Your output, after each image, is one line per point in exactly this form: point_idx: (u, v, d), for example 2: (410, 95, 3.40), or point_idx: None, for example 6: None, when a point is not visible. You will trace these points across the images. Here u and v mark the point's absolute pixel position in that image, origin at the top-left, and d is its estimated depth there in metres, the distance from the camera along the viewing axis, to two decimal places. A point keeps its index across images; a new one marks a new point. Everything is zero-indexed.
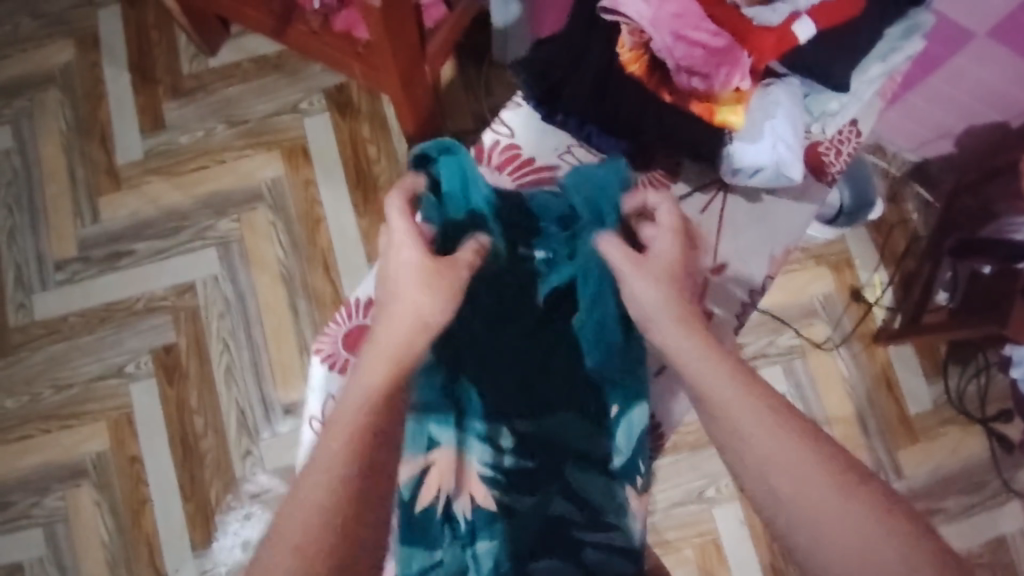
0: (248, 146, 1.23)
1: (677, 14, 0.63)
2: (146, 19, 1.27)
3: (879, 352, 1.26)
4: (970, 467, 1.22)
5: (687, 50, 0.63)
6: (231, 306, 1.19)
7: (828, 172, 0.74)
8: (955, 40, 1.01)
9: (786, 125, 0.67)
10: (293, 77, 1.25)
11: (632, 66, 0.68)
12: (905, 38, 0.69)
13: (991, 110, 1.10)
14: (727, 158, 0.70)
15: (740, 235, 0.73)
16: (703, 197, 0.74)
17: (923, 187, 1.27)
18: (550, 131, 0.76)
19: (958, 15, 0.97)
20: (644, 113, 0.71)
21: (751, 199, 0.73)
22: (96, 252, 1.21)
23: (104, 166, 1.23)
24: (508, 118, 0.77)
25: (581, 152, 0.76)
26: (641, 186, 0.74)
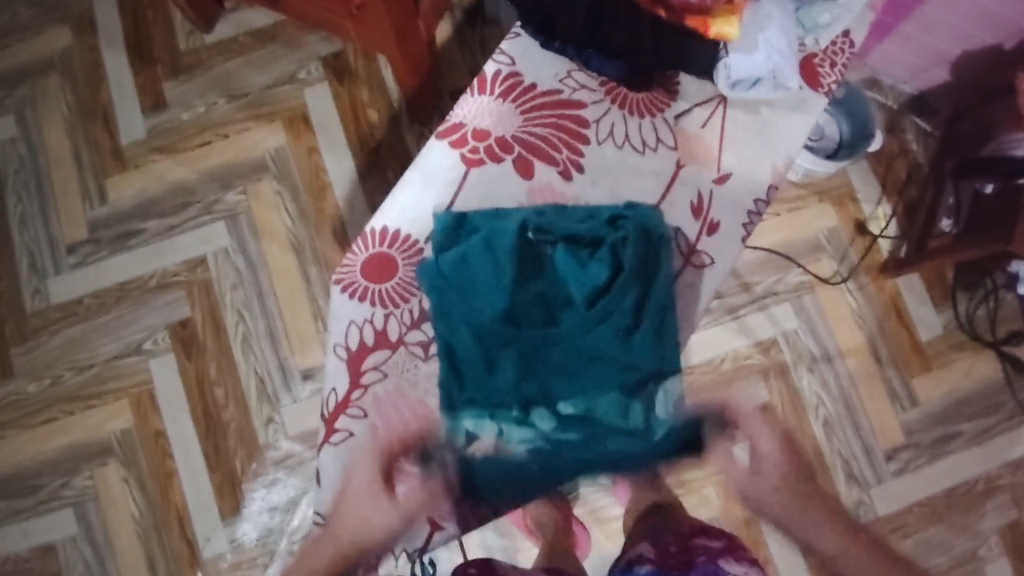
0: (249, 119, 1.25)
1: None
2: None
3: (888, 283, 1.27)
4: (983, 390, 1.25)
5: None
6: (243, 278, 1.20)
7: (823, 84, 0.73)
8: None
9: (779, 36, 0.65)
10: (290, 47, 1.26)
11: None
12: None
13: (984, 33, 1.11)
14: (724, 71, 0.67)
15: (742, 146, 0.71)
16: (704, 112, 0.72)
17: (922, 119, 1.29)
18: (550, 57, 0.72)
19: None
20: (640, 34, 0.66)
21: (750, 111, 0.72)
22: (107, 233, 1.22)
23: (109, 148, 1.25)
24: (507, 47, 0.72)
25: (582, 77, 0.72)
26: (639, 105, 0.71)
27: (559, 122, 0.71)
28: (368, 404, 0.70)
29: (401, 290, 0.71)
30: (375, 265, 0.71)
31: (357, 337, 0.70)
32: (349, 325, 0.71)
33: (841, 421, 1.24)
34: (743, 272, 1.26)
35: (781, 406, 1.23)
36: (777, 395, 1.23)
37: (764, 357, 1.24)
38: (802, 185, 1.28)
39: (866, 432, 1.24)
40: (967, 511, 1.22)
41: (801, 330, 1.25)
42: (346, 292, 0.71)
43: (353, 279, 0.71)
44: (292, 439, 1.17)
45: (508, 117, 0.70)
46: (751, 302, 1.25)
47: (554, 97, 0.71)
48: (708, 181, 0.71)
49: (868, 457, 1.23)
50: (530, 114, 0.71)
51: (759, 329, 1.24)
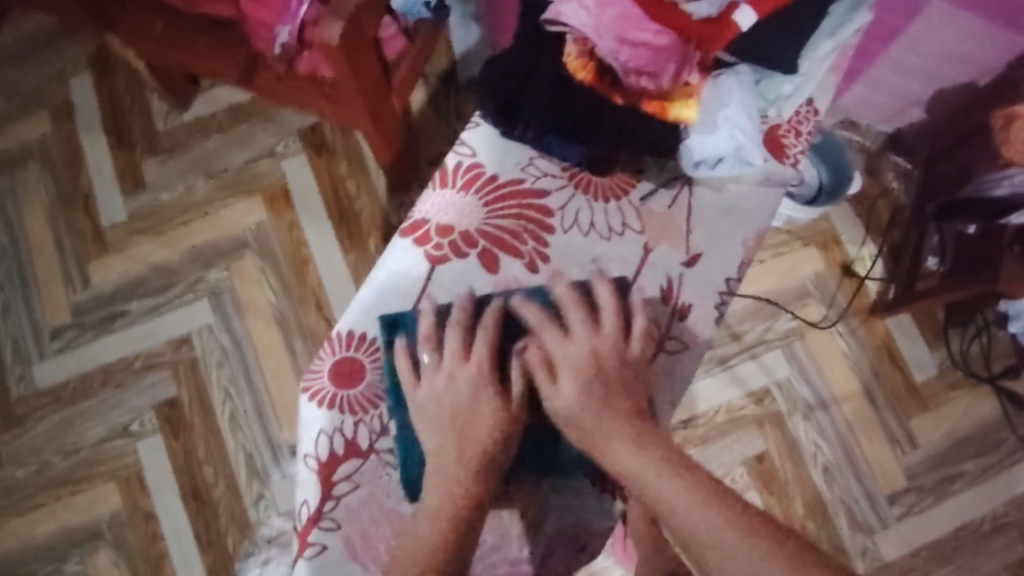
0: (230, 197, 1.26)
1: (620, 15, 0.60)
2: (116, 85, 1.30)
3: (878, 325, 1.26)
4: (982, 428, 1.23)
5: (634, 51, 0.61)
6: (228, 355, 1.20)
7: (788, 155, 0.72)
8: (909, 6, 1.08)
9: (740, 113, 0.65)
10: (267, 124, 1.28)
11: (581, 74, 0.64)
12: (850, 12, 0.71)
13: (955, 73, 1.15)
14: (686, 152, 0.67)
15: (711, 226, 0.70)
16: (669, 193, 0.71)
17: (900, 157, 1.31)
18: (511, 146, 0.70)
19: None
20: (600, 119, 0.65)
21: (717, 189, 0.71)
22: (90, 316, 1.22)
23: (90, 231, 1.25)
24: (468, 138, 0.70)
25: (545, 164, 0.70)
26: (603, 191, 0.70)
27: (523, 213, 0.69)
28: (341, 517, 0.65)
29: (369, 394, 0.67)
30: (342, 371, 0.67)
31: (328, 445, 0.66)
32: (318, 434, 0.66)
33: (840, 467, 1.22)
34: (731, 321, 1.25)
35: (778, 455, 1.21)
36: (774, 444, 1.22)
37: (758, 407, 1.22)
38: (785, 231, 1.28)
39: (867, 477, 1.22)
40: (976, 552, 1.20)
41: (793, 377, 1.23)
42: (314, 401, 0.66)
43: (321, 385, 0.67)
44: (283, 515, 1.15)
45: (472, 210, 0.68)
46: (742, 351, 1.24)
47: (518, 187, 0.69)
48: (677, 265, 0.69)
49: (871, 503, 1.21)
50: (495, 205, 0.69)
51: (749, 379, 1.23)
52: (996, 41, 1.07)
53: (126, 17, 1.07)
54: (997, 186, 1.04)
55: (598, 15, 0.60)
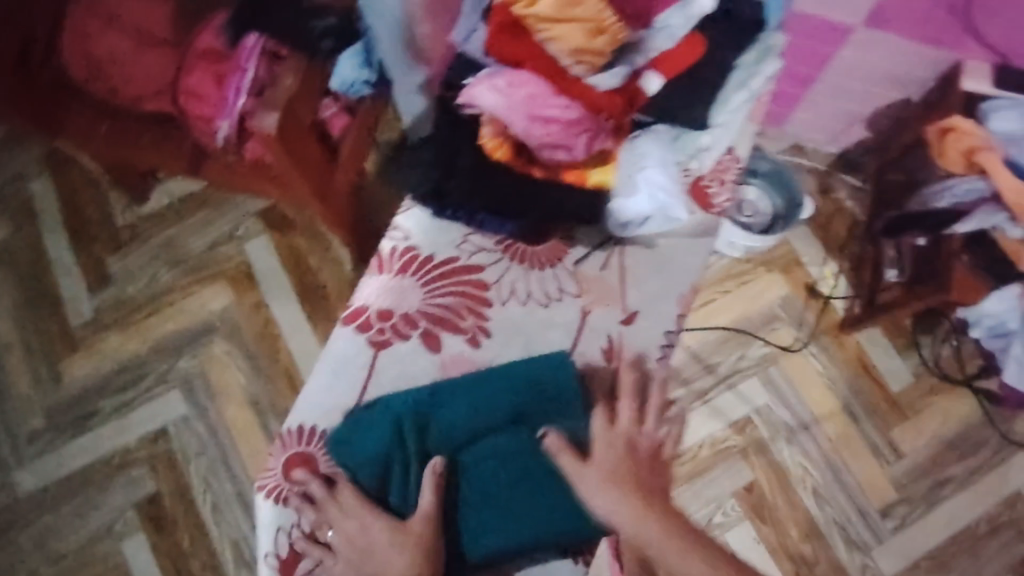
0: (194, 284, 1.26)
1: (528, 95, 0.63)
2: (72, 186, 1.31)
3: (848, 340, 1.27)
4: (965, 430, 1.23)
5: (545, 127, 0.63)
6: (206, 444, 1.20)
7: (715, 204, 0.73)
8: (835, 37, 1.12)
9: (658, 172, 0.68)
10: (223, 208, 1.29)
11: (497, 152, 0.66)
12: (758, 63, 0.72)
13: (890, 91, 1.21)
14: (612, 215, 0.70)
15: (646, 283, 0.72)
16: (603, 255, 0.72)
17: (848, 174, 1.35)
18: (443, 224, 0.71)
19: (832, 16, 1.09)
20: (523, 194, 0.68)
21: (648, 246, 0.72)
22: (65, 418, 1.22)
23: (59, 333, 1.26)
24: (402, 220, 0.72)
25: (479, 238, 0.71)
26: (539, 260, 0.71)
27: (459, 291, 0.70)
28: None
29: None
30: (296, 466, 0.67)
31: (287, 542, 0.66)
32: (276, 532, 0.66)
33: (828, 487, 1.21)
34: (704, 354, 1.25)
35: (767, 482, 1.21)
36: (761, 472, 1.21)
37: (740, 436, 1.22)
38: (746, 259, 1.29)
39: (856, 493, 1.21)
40: (976, 557, 1.19)
41: (772, 403, 1.24)
42: (269, 498, 0.66)
43: (275, 481, 0.67)
44: None
45: (411, 294, 0.69)
46: (717, 382, 1.24)
47: (454, 265, 0.70)
48: (616, 324, 0.71)
49: (865, 520, 1.20)
50: (433, 284, 0.70)
51: (729, 410, 1.23)
52: (922, 57, 1.13)
53: (68, 127, 1.06)
54: (940, 198, 1.06)
55: (509, 93, 0.63)
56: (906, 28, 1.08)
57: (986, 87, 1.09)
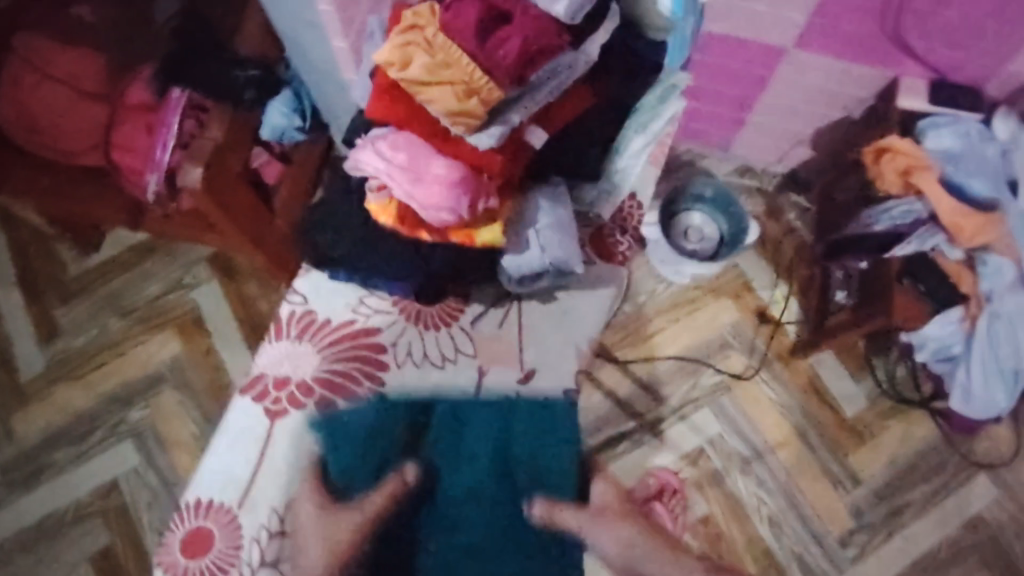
0: (144, 333, 1.28)
1: (408, 160, 0.67)
2: (21, 239, 1.32)
3: (801, 365, 1.27)
4: (921, 452, 1.23)
5: (428, 188, 0.66)
6: (159, 497, 1.20)
7: (617, 254, 0.94)
8: (769, 58, 1.12)
9: (552, 229, 0.79)
10: (173, 256, 1.30)
11: (383, 216, 0.71)
12: (661, 104, 0.85)
13: (829, 110, 1.20)
14: (506, 268, 0.79)
15: (541, 342, 0.91)
16: (498, 313, 0.91)
17: (797, 195, 1.34)
18: (336, 291, 0.88)
19: (763, 37, 1.09)
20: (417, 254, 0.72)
21: (546, 300, 0.92)
22: (16, 473, 1.22)
23: (9, 387, 1.26)
24: (300, 288, 0.88)
25: (372, 300, 0.88)
26: (433, 317, 0.89)
27: (358, 351, 0.87)
28: None
29: (222, 560, 0.81)
30: (194, 541, 0.81)
31: None
32: None
33: (785, 515, 1.20)
34: (655, 385, 1.25)
35: (722, 515, 1.20)
36: (715, 503, 1.21)
37: (694, 467, 1.22)
38: (695, 286, 1.29)
39: (813, 520, 1.20)
40: None
41: (724, 433, 1.23)
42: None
43: (171, 560, 0.81)
44: None
45: (309, 352, 0.86)
46: (670, 414, 1.24)
47: (349, 326, 0.87)
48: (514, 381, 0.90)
49: (823, 548, 1.19)
50: (334, 343, 0.87)
51: (682, 441, 1.23)
52: (858, 77, 1.12)
53: (13, 178, 1.08)
54: (877, 222, 1.05)
55: (389, 161, 0.67)
56: (836, 48, 1.08)
57: (921, 104, 1.08)
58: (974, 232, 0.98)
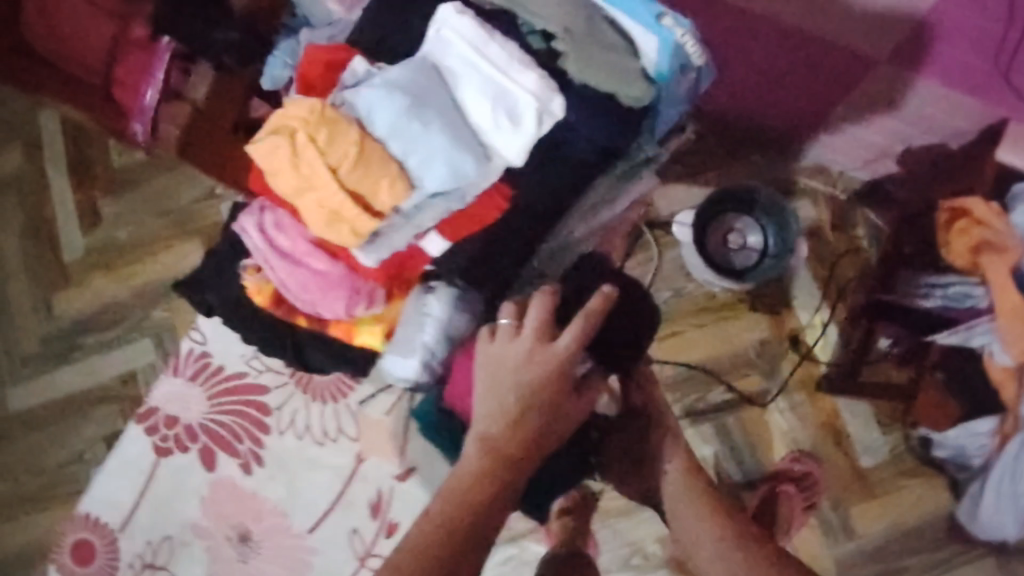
0: (173, 237, 1.16)
1: (316, 273, 0.58)
2: (9, 91, 1.19)
3: (826, 400, 1.12)
4: (934, 522, 1.08)
5: (304, 277, 0.58)
6: (118, 391, 1.14)
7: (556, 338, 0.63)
8: (857, 68, 0.91)
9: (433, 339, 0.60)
10: (175, 172, 1.17)
11: (260, 297, 0.61)
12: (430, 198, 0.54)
13: (924, 133, 0.97)
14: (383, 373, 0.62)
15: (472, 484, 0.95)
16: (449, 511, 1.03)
17: (873, 211, 1.13)
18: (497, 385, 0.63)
19: (853, 40, 0.87)
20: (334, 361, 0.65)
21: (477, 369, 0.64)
22: (36, 356, 1.16)
23: (51, 267, 1.17)
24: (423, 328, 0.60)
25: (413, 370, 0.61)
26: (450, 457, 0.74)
27: (241, 416, 1.07)
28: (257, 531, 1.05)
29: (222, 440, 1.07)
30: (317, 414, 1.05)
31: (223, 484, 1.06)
32: (185, 471, 1.07)
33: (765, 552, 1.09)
34: (661, 392, 1.12)
35: None
36: None
37: None
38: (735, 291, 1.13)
39: None
40: None
41: (721, 454, 1.11)
42: (177, 444, 1.08)
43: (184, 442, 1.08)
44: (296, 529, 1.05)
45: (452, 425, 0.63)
46: None
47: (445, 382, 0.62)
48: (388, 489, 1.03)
49: None
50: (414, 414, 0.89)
51: None
52: (965, 108, 0.88)
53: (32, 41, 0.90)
54: (928, 297, 0.97)
55: (272, 242, 0.58)
56: (936, 66, 0.86)
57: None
58: None
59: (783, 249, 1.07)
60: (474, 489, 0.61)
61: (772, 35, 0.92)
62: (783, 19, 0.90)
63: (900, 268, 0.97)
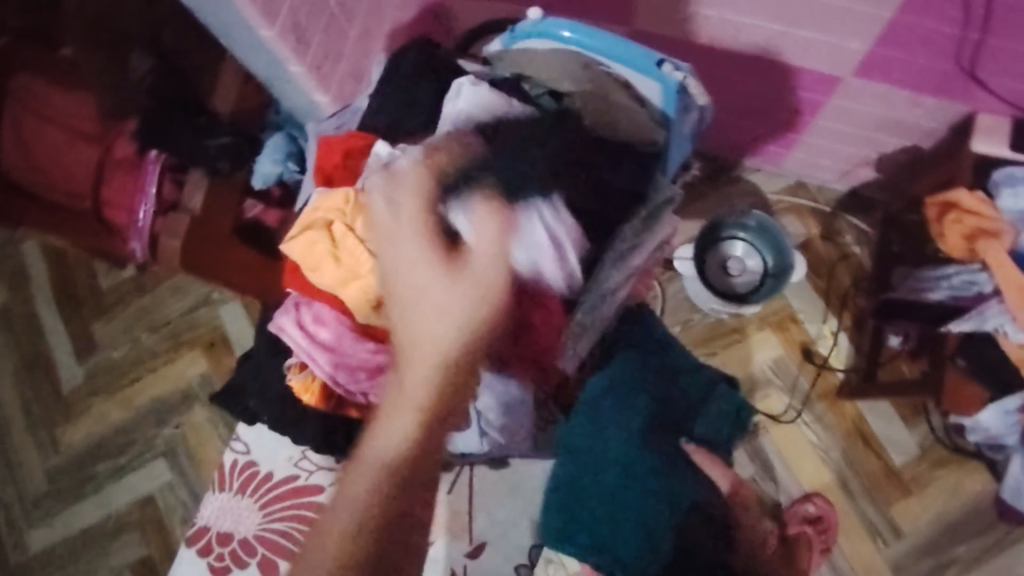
0: (171, 349, 1.14)
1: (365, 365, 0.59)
2: None
3: (848, 407, 1.13)
4: (976, 508, 1.09)
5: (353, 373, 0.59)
6: (138, 515, 1.10)
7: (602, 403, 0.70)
8: (823, 86, 0.95)
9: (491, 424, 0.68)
10: (165, 284, 1.16)
11: (305, 394, 0.62)
12: None
13: (894, 136, 1.01)
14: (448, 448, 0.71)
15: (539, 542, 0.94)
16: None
17: (857, 217, 1.17)
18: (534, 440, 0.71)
19: (817, 63, 0.91)
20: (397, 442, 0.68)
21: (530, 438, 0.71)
22: (46, 493, 1.12)
23: (50, 398, 1.14)
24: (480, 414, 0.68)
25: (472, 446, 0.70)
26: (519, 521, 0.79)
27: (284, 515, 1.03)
28: None
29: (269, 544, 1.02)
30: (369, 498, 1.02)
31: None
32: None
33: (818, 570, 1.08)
34: None
35: None
36: None
37: None
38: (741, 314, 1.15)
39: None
40: None
41: (758, 478, 1.11)
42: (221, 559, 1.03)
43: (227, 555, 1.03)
44: None
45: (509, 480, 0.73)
46: None
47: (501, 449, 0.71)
48: None
49: None
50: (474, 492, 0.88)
51: None
52: (928, 106, 0.93)
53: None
54: (935, 288, 0.94)
55: (316, 341, 0.59)
56: (898, 77, 0.89)
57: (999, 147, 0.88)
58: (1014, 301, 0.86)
59: (781, 267, 1.09)
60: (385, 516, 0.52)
61: (736, 68, 0.96)
62: (746, 53, 0.93)
63: (895, 266, 1.06)
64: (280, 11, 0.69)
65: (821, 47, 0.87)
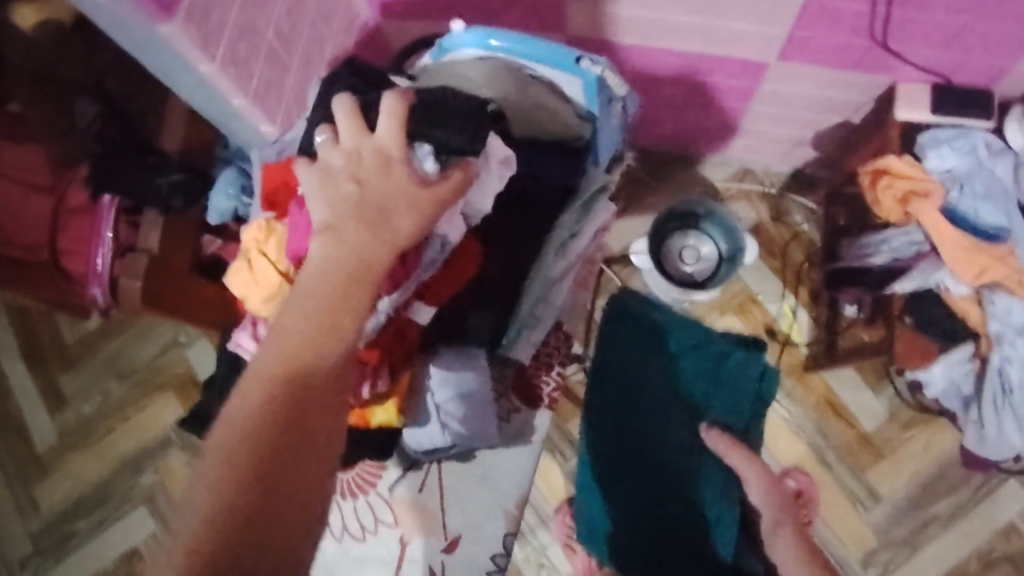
0: (144, 396, 1.15)
1: None
2: None
3: (815, 380, 1.16)
4: (947, 465, 1.12)
5: None
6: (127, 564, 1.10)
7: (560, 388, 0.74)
8: (752, 73, 0.99)
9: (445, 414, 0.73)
10: (132, 331, 1.16)
11: None
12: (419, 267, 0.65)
13: (826, 115, 1.05)
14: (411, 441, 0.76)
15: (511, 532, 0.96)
16: None
17: (802, 196, 1.21)
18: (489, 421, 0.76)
19: (742, 52, 0.95)
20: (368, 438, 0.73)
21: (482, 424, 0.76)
22: (31, 554, 1.11)
23: (26, 458, 1.14)
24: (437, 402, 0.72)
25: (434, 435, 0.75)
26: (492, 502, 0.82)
27: None
28: None
29: None
30: None
31: None
32: None
33: None
34: None
35: None
36: None
37: None
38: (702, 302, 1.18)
39: (830, 544, 1.11)
40: None
41: None
42: None
43: None
44: None
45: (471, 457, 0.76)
46: None
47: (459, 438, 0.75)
48: None
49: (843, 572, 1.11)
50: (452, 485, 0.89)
51: None
52: (852, 82, 0.97)
53: None
54: (877, 253, 0.99)
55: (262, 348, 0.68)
56: (820, 58, 0.93)
57: (922, 114, 0.92)
58: (953, 259, 0.89)
59: (733, 251, 1.12)
60: (246, 476, 0.48)
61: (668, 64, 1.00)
62: (675, 49, 0.96)
63: (841, 239, 1.09)
64: (216, 47, 0.71)
65: (743, 35, 0.91)
